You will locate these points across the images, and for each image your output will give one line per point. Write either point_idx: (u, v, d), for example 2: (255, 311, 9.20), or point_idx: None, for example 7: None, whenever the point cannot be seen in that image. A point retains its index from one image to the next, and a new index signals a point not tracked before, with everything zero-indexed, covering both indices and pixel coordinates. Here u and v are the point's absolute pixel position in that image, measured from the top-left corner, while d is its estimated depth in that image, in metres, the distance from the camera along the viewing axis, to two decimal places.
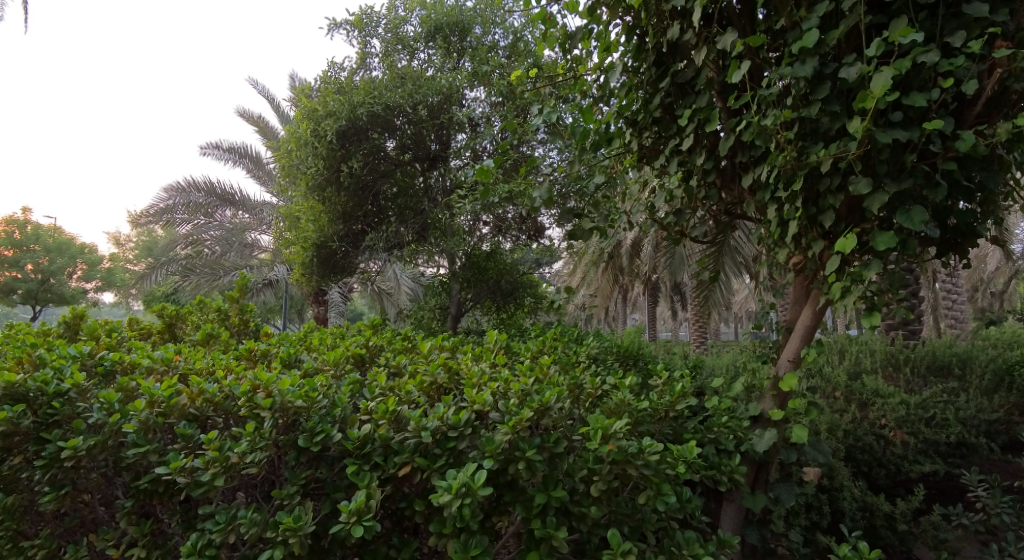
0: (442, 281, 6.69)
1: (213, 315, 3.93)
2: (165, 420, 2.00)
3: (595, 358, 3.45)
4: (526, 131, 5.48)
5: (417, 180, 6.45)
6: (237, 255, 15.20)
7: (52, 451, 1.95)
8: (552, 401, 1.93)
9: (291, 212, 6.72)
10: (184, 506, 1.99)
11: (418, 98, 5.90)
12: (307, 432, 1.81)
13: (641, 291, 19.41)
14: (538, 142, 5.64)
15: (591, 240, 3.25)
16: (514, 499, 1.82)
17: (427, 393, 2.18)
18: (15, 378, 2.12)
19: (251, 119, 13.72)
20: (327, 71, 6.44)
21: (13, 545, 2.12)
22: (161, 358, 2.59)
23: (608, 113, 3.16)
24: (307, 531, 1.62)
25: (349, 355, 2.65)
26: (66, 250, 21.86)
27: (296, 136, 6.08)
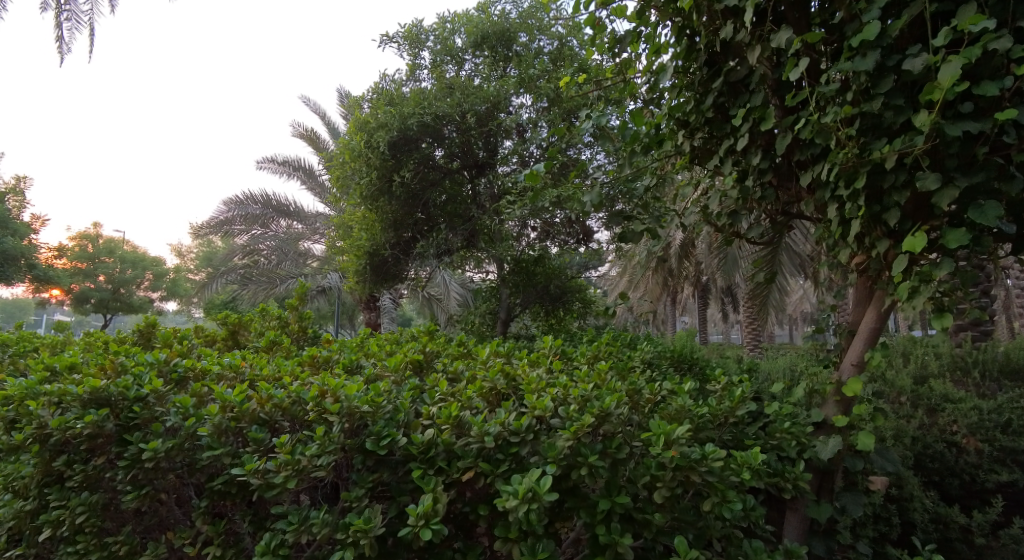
0: (490, 287, 6.81)
1: (275, 323, 4.08)
2: (237, 424, 2.07)
3: (650, 363, 3.42)
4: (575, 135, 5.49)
5: (465, 187, 6.56)
6: (292, 265, 15.48)
7: (134, 453, 2.07)
8: (612, 407, 1.93)
9: (344, 222, 6.90)
10: (255, 508, 2.06)
11: (466, 107, 5.99)
12: (374, 436, 1.85)
13: (691, 292, 19.08)
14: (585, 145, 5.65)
15: (642, 242, 3.23)
16: (578, 504, 1.82)
17: (487, 399, 2.21)
18: (99, 383, 2.24)
19: (303, 134, 14.14)
20: (378, 84, 6.60)
21: (98, 541, 2.24)
22: (230, 364, 2.69)
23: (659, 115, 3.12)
24: (377, 533, 1.65)
25: (408, 361, 2.70)
26: (138, 262, 23.21)
27: (350, 148, 6.24)
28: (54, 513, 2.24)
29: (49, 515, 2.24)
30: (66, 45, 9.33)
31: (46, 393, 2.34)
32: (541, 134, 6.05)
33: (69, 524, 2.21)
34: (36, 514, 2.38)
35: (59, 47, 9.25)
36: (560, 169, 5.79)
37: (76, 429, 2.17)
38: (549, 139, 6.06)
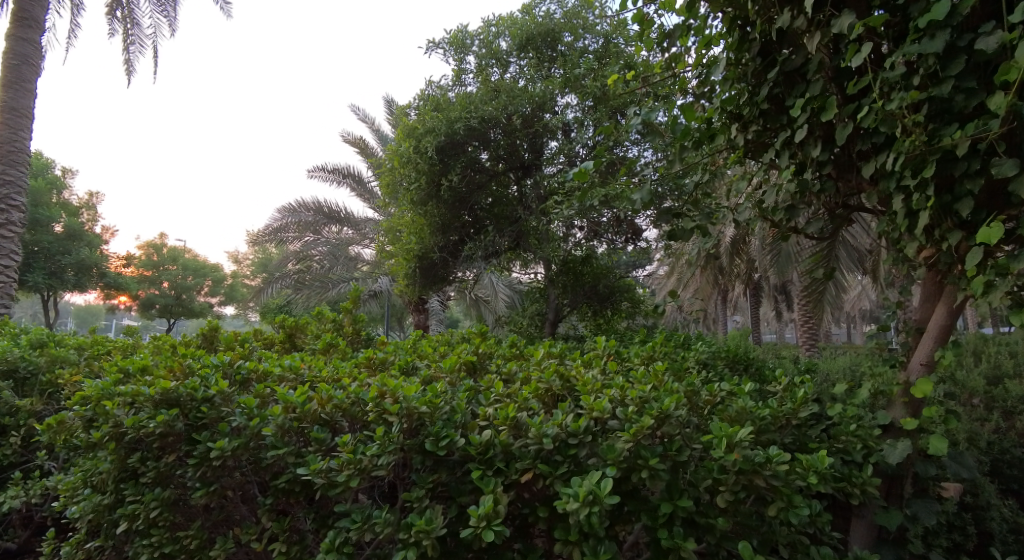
0: (538, 287, 6.81)
1: (329, 325, 4.19)
2: (299, 424, 2.12)
3: (705, 363, 3.34)
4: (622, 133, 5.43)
5: (511, 189, 6.58)
6: (343, 269, 15.84)
7: (203, 451, 2.14)
8: (672, 409, 1.88)
9: (393, 226, 7.03)
10: (318, 506, 2.10)
11: (512, 109, 6.01)
12: (433, 437, 1.87)
13: (743, 290, 18.62)
14: (632, 143, 5.58)
15: (693, 239, 3.15)
16: (638, 508, 1.79)
17: (542, 401, 2.20)
18: (170, 384, 2.34)
19: (353, 141, 14.47)
20: (425, 90, 6.69)
21: (171, 535, 2.33)
22: (290, 366, 2.76)
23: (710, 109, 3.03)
24: (439, 533, 1.67)
25: (461, 362, 2.71)
26: (199, 269, 24.24)
27: (398, 153, 6.34)
28: (130, 507, 2.35)
29: (126, 509, 2.35)
30: (130, 67, 9.87)
31: (121, 393, 2.45)
32: (587, 134, 6.00)
33: (144, 518, 2.31)
34: (114, 508, 2.50)
35: (124, 69, 9.79)
36: (607, 168, 5.73)
37: (149, 428, 2.26)
38: (596, 138, 6.01)
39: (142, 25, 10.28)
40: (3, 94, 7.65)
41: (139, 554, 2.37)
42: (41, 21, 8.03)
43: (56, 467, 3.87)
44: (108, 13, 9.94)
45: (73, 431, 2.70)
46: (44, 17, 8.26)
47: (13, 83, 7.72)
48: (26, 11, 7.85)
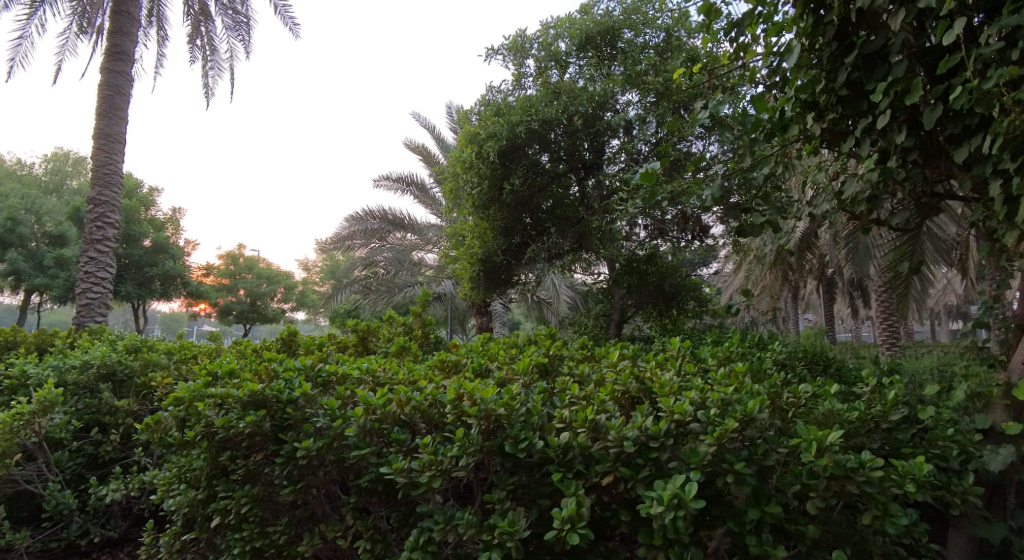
0: (603, 288, 6.76)
1: (400, 328, 4.33)
2: (380, 425, 2.18)
3: (783, 364, 3.22)
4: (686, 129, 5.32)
5: (572, 189, 6.52)
6: (408, 274, 16.13)
7: (289, 450, 2.23)
8: (756, 412, 1.83)
9: (456, 231, 7.13)
10: (399, 505, 2.16)
11: (573, 110, 5.97)
12: (512, 439, 1.89)
13: (815, 285, 17.86)
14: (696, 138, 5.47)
15: (764, 234, 3.03)
16: (723, 513, 1.75)
17: (619, 403, 2.19)
18: (257, 386, 2.45)
19: (415, 149, 14.78)
20: (485, 96, 6.76)
21: (261, 530, 2.44)
22: (367, 369, 2.84)
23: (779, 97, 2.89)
24: (523, 535, 1.68)
25: (534, 364, 2.72)
26: (272, 277, 25.34)
27: (461, 160, 6.43)
28: (222, 503, 2.47)
29: (219, 505, 2.47)
30: (209, 90, 10.45)
31: (211, 394, 2.58)
32: (650, 131, 5.90)
33: (236, 514, 2.43)
34: (207, 503, 2.64)
35: (204, 92, 10.38)
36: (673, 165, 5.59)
37: (238, 428, 2.37)
38: (659, 134, 5.91)
39: (221, 51, 10.87)
40: (99, 122, 8.29)
41: (231, 547, 2.49)
42: (131, 53, 8.65)
43: (152, 464, 4.13)
44: (189, 41, 10.59)
45: (167, 430, 2.87)
46: (133, 48, 8.90)
47: (108, 111, 8.35)
48: (118, 44, 8.48)
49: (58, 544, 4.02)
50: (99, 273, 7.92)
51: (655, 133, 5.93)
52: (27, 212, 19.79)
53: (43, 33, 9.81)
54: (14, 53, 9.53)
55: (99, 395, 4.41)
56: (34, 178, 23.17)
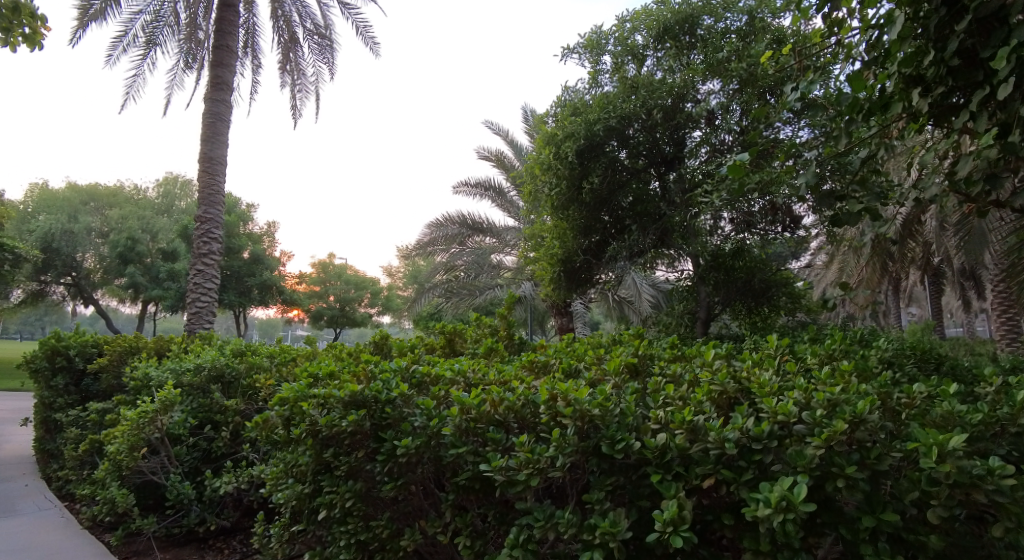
0: (687, 285, 6.59)
1: (486, 330, 4.41)
2: (476, 424, 2.24)
3: (890, 362, 3.03)
4: (773, 113, 5.10)
5: (652, 185, 6.35)
6: (487, 277, 16.25)
7: (390, 448, 2.33)
8: (868, 413, 1.74)
9: (536, 233, 7.17)
10: (496, 503, 2.21)
11: (652, 103, 5.85)
12: (609, 440, 1.90)
13: (921, 275, 16.62)
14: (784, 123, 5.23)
15: (862, 223, 2.85)
16: (834, 520, 1.68)
17: (717, 404, 2.15)
18: (357, 387, 2.57)
19: (491, 155, 14.98)
20: (562, 96, 6.76)
21: (365, 525, 2.56)
22: (458, 369, 2.93)
23: (878, 74, 2.73)
24: (624, 536, 1.70)
25: (624, 365, 2.70)
26: (358, 283, 26.43)
27: (539, 161, 6.46)
28: (328, 497, 2.61)
29: (325, 498, 2.61)
30: (297, 111, 11.06)
31: (315, 394, 2.72)
32: (734, 119, 5.74)
33: (341, 507, 2.56)
34: (313, 497, 2.81)
35: (293, 114, 11.00)
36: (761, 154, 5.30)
37: (341, 427, 2.50)
38: (744, 122, 5.71)
39: (307, 74, 11.46)
40: (205, 147, 8.96)
41: (337, 539, 2.63)
42: (231, 82, 9.29)
43: (259, 459, 4.42)
44: (280, 67, 11.25)
45: (274, 427, 3.06)
46: (232, 77, 9.55)
47: (211, 136, 9.00)
48: (219, 76, 9.14)
49: (179, 530, 4.38)
50: (206, 284, 8.56)
51: (739, 121, 5.72)
52: (144, 231, 21.70)
53: (155, 70, 10.71)
54: (130, 88, 10.46)
55: (210, 395, 4.77)
56: (148, 201, 25.36)
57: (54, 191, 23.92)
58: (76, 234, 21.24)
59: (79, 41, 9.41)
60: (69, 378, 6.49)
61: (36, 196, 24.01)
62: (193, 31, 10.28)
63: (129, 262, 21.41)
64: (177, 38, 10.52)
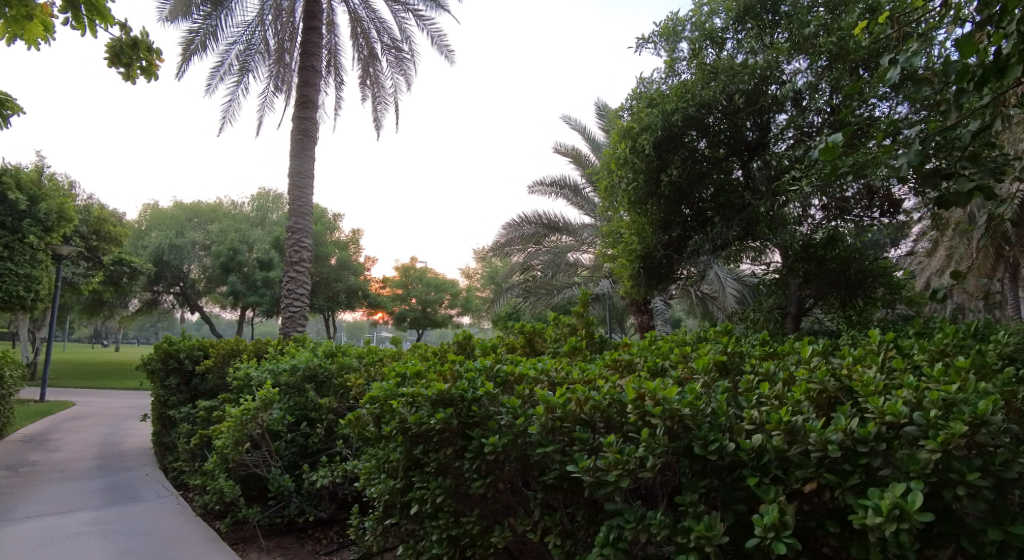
0: (775, 278, 6.30)
1: (565, 329, 4.40)
2: (563, 423, 2.24)
3: (1011, 358, 2.77)
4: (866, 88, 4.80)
5: (735, 173, 6.16)
6: (565, 275, 16.25)
7: (478, 446, 2.37)
8: (991, 415, 1.60)
9: (613, 229, 7.07)
10: (585, 503, 2.21)
11: (733, 88, 5.62)
12: (701, 441, 1.86)
13: None
14: (880, 98, 4.89)
15: (974, 203, 2.60)
16: (954, 531, 1.57)
17: (816, 404, 2.05)
18: (444, 385, 2.61)
19: (567, 152, 14.92)
20: (637, 88, 6.63)
21: (454, 520, 2.62)
22: (541, 368, 2.93)
23: (992, 37, 2.47)
24: (721, 540, 1.67)
25: (713, 362, 2.63)
26: (438, 284, 27.08)
27: (615, 157, 6.36)
28: (419, 492, 2.69)
29: (416, 494, 2.69)
30: (379, 124, 11.46)
31: (403, 393, 2.79)
32: (824, 98, 5.40)
33: (432, 503, 2.64)
34: (404, 491, 2.89)
35: (374, 126, 11.41)
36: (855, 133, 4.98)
37: (430, 424, 2.57)
38: (835, 101, 5.41)
39: (386, 87, 11.85)
40: (294, 162, 9.46)
41: (428, 533, 2.70)
42: (316, 100, 9.76)
43: (351, 454, 4.62)
44: (361, 82, 11.71)
45: (365, 424, 3.18)
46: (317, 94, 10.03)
47: (300, 151, 9.48)
48: (306, 95, 9.61)
49: (280, 520, 4.64)
50: (298, 289, 9.04)
51: (828, 100, 5.43)
52: (241, 242, 23.21)
53: (248, 94, 11.43)
54: (228, 113, 11.20)
55: (305, 394, 5.03)
56: (243, 214, 27.08)
57: (164, 210, 26.08)
58: (183, 248, 23.05)
59: (183, 74, 10.19)
60: (180, 378, 7.04)
61: (149, 215, 26.28)
62: (281, 53, 10.89)
63: (230, 271, 23.00)
64: (267, 63, 11.17)
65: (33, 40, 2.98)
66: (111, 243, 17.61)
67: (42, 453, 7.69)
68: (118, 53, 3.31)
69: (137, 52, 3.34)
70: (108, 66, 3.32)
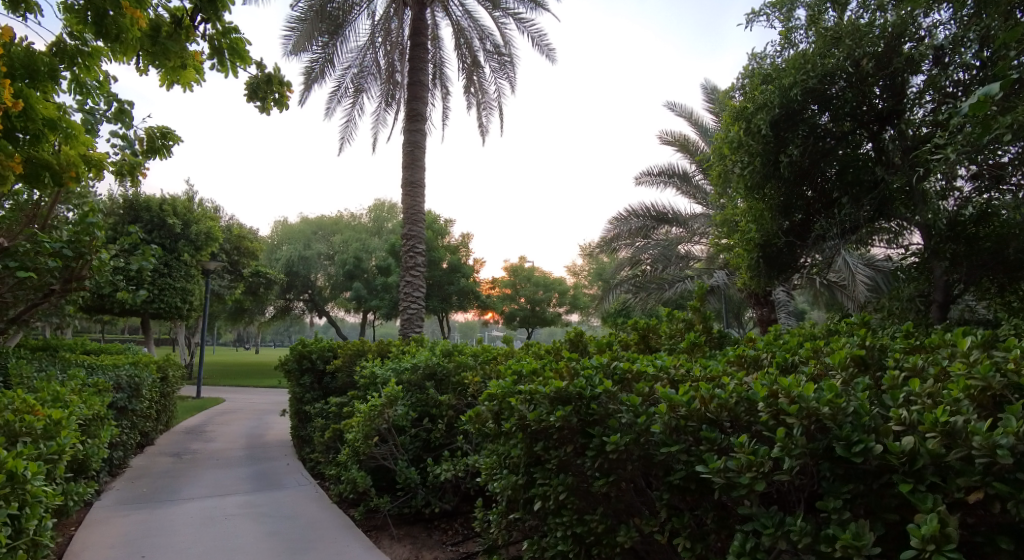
0: (916, 262, 5.73)
1: (681, 325, 4.27)
2: (688, 422, 2.17)
3: None
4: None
5: (865, 147, 5.64)
6: (676, 269, 15.72)
7: (600, 444, 2.36)
8: None
9: (727, 218, 6.74)
10: (715, 505, 2.15)
11: (860, 52, 5.18)
12: (844, 442, 1.74)
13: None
14: None
15: None
16: None
17: (978, 404, 1.85)
18: (561, 383, 2.61)
19: (674, 140, 14.44)
20: (750, 65, 6.28)
21: (578, 518, 2.63)
22: (660, 365, 2.85)
23: None
24: (872, 550, 1.57)
25: (851, 357, 2.44)
26: (547, 283, 27.28)
27: (728, 140, 6.05)
28: (542, 489, 2.73)
29: (539, 490, 2.73)
30: (484, 130, 11.72)
31: (521, 390, 2.83)
32: (971, 52, 4.80)
33: (555, 500, 2.66)
34: (526, 487, 2.94)
35: (480, 132, 11.69)
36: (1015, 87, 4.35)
37: (550, 421, 2.58)
38: (986, 54, 4.78)
39: (490, 92, 12.10)
40: (407, 172, 9.91)
41: (552, 530, 2.73)
42: (424, 112, 10.13)
43: (472, 449, 4.77)
44: (466, 91, 12.04)
45: (485, 421, 3.25)
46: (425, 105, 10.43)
47: (411, 162, 9.92)
48: (415, 108, 10.00)
49: (409, 511, 4.88)
50: (414, 292, 9.48)
51: (977, 54, 4.79)
52: (361, 250, 24.69)
53: (363, 113, 12.13)
54: (346, 132, 11.96)
55: (426, 391, 5.25)
56: (361, 225, 28.77)
57: (293, 225, 28.36)
58: (310, 258, 24.92)
59: (306, 99, 11.01)
60: (313, 377, 7.60)
61: (280, 230, 28.66)
62: (391, 71, 11.47)
63: (354, 277, 24.67)
64: (379, 83, 11.79)
65: (185, 85, 3.34)
66: (248, 258, 19.34)
67: (201, 443, 8.61)
68: (255, 89, 3.62)
69: (271, 87, 3.64)
70: (248, 102, 3.64)
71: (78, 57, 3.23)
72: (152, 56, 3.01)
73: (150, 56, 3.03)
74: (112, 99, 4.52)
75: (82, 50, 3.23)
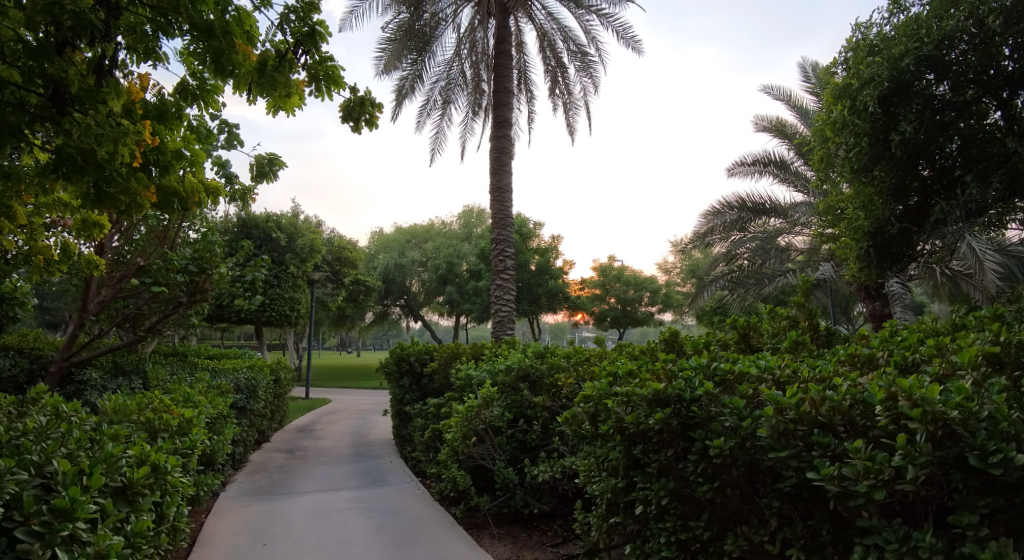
0: None
1: (785, 322, 4.06)
2: (797, 426, 2.06)
3: None
4: None
5: (992, 117, 5.13)
6: (776, 261, 14.98)
7: (702, 448, 2.30)
8: None
9: (832, 206, 6.33)
10: (829, 514, 2.04)
11: (983, 10, 4.69)
12: (977, 451, 1.61)
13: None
14: None
15: None
16: None
17: None
18: (659, 384, 2.57)
19: (770, 125, 13.74)
20: (854, 38, 5.87)
21: (682, 524, 2.58)
22: (764, 366, 2.74)
23: None
24: None
25: (982, 355, 2.24)
26: (637, 281, 26.81)
27: (831, 122, 5.70)
28: (643, 492, 2.69)
29: (640, 494, 2.70)
30: (571, 130, 11.68)
31: (617, 392, 2.80)
32: None
33: (658, 504, 2.63)
34: (627, 490, 2.91)
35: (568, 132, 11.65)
36: None
37: (648, 424, 2.54)
38: None
39: (576, 93, 12.06)
40: (494, 178, 10.07)
41: (655, 534, 2.69)
42: (510, 117, 10.26)
43: (568, 451, 4.78)
44: (551, 93, 12.08)
45: (580, 422, 3.24)
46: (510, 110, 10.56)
47: (499, 167, 10.07)
48: (502, 114, 10.15)
49: (508, 511, 4.97)
50: (505, 295, 9.61)
51: None
52: (452, 255, 25.36)
53: (452, 124, 12.48)
54: (436, 143, 12.33)
55: (521, 392, 5.30)
56: (452, 231, 29.53)
57: (388, 234, 29.62)
58: (404, 266, 25.93)
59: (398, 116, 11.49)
60: (411, 379, 7.89)
61: (377, 240, 30.02)
62: (477, 80, 11.73)
63: (446, 282, 25.39)
64: (466, 93, 12.07)
65: (288, 111, 3.55)
66: (348, 267, 20.41)
67: (311, 441, 9.16)
68: (349, 112, 3.82)
69: (363, 108, 3.83)
70: (342, 123, 3.85)
71: (198, 95, 3.54)
72: (261, 88, 3.19)
73: (260, 89, 3.23)
74: (226, 128, 4.92)
75: (201, 88, 3.53)
